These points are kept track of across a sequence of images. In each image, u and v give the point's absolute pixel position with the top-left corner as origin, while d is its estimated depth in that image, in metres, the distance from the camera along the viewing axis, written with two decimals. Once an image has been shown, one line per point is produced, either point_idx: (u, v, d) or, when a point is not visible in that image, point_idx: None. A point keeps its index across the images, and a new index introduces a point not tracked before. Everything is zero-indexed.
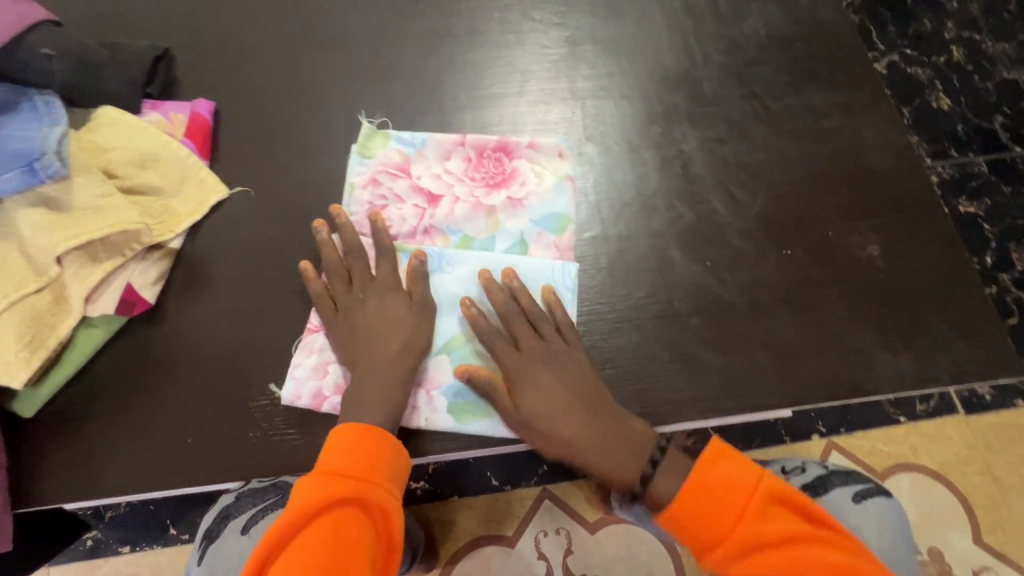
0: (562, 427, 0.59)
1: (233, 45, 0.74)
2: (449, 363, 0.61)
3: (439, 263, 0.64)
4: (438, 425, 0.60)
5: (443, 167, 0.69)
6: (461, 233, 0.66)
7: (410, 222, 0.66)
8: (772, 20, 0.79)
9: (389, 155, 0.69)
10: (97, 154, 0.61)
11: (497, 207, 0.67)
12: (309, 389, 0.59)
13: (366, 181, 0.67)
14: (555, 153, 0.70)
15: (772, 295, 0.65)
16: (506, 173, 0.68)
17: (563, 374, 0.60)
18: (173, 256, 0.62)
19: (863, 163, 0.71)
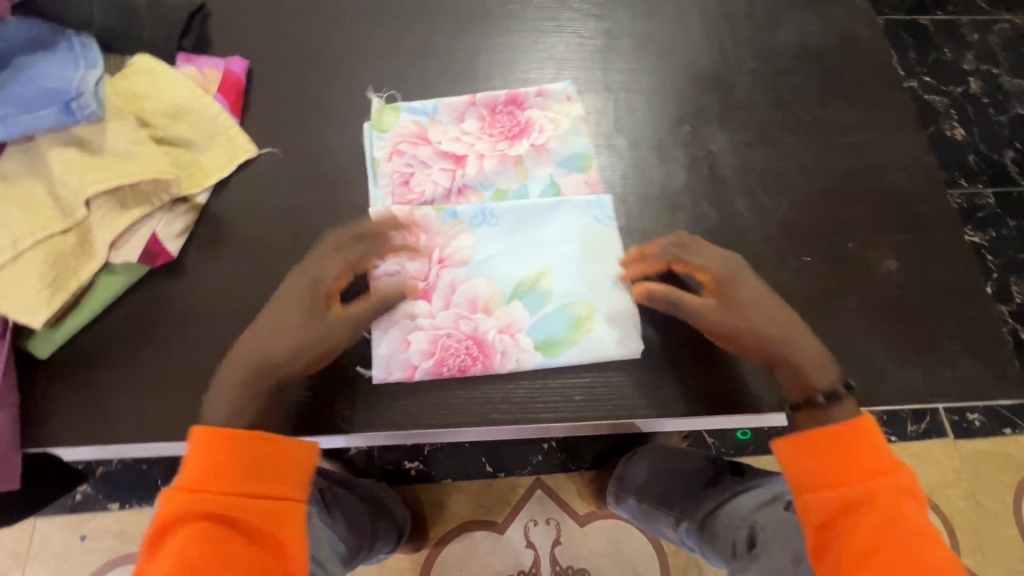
0: (779, 329, 0.59)
1: (271, 7, 0.74)
2: (523, 309, 0.62)
3: (474, 222, 0.64)
4: (528, 364, 0.60)
5: (459, 128, 0.69)
6: (494, 186, 0.67)
7: (443, 185, 0.66)
8: (808, 31, 0.79)
9: (411, 122, 0.68)
10: (131, 101, 0.61)
11: (523, 156, 0.68)
12: (399, 361, 0.59)
13: (389, 151, 0.67)
14: (563, 96, 0.71)
15: (790, 301, 0.66)
16: (521, 125, 0.69)
17: (756, 288, 0.61)
18: (198, 211, 0.62)
19: (887, 180, 0.72)
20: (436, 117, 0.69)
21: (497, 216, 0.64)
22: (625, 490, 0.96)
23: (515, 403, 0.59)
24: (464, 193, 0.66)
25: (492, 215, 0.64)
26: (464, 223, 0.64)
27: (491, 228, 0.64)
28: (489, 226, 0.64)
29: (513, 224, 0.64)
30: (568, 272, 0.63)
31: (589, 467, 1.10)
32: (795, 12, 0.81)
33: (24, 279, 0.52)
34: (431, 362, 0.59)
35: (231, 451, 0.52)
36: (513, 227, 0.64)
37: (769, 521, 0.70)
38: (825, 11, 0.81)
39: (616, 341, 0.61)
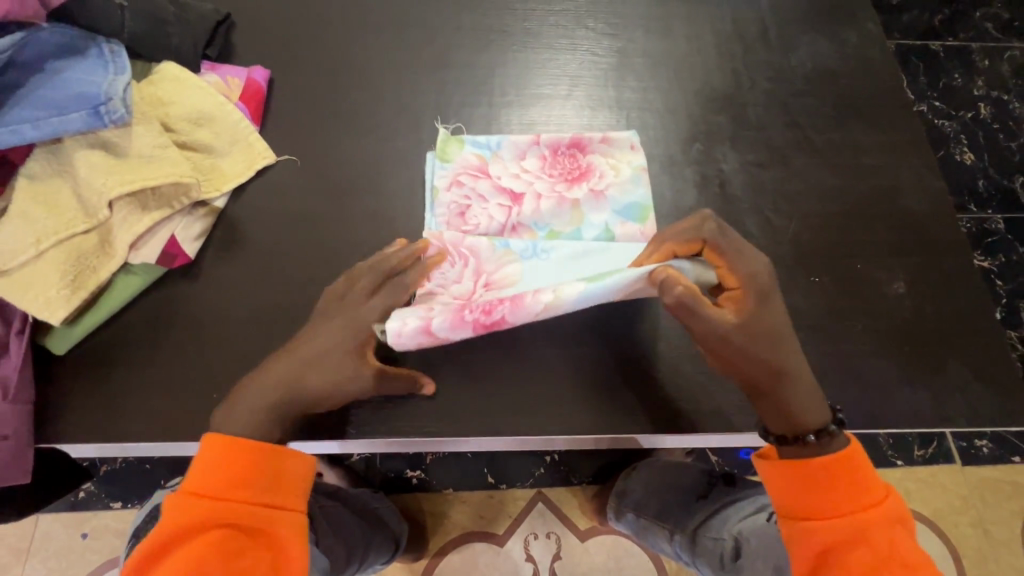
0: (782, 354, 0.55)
1: (295, 19, 0.76)
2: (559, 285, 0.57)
3: (527, 251, 0.64)
4: (567, 294, 0.51)
5: (520, 166, 0.69)
6: (548, 227, 0.67)
7: (499, 221, 0.66)
8: (819, 55, 0.81)
9: (477, 157, 0.69)
10: (156, 106, 0.62)
11: (580, 199, 0.68)
12: (416, 320, 0.53)
13: (450, 182, 0.67)
14: (628, 146, 0.71)
15: (798, 320, 0.66)
16: (581, 169, 0.70)
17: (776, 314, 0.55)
18: (216, 215, 0.63)
19: (897, 203, 0.72)
20: (500, 152, 0.70)
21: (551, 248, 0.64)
22: (624, 505, 0.96)
23: (512, 417, 0.61)
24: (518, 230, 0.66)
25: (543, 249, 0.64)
26: (517, 252, 0.63)
27: (544, 256, 0.63)
28: (542, 257, 0.63)
29: (568, 257, 0.63)
30: None
31: (591, 481, 1.10)
32: (808, 35, 0.82)
33: (47, 277, 0.53)
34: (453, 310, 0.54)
35: (264, 464, 0.52)
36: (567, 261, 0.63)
37: (754, 535, 0.73)
38: (838, 36, 0.82)
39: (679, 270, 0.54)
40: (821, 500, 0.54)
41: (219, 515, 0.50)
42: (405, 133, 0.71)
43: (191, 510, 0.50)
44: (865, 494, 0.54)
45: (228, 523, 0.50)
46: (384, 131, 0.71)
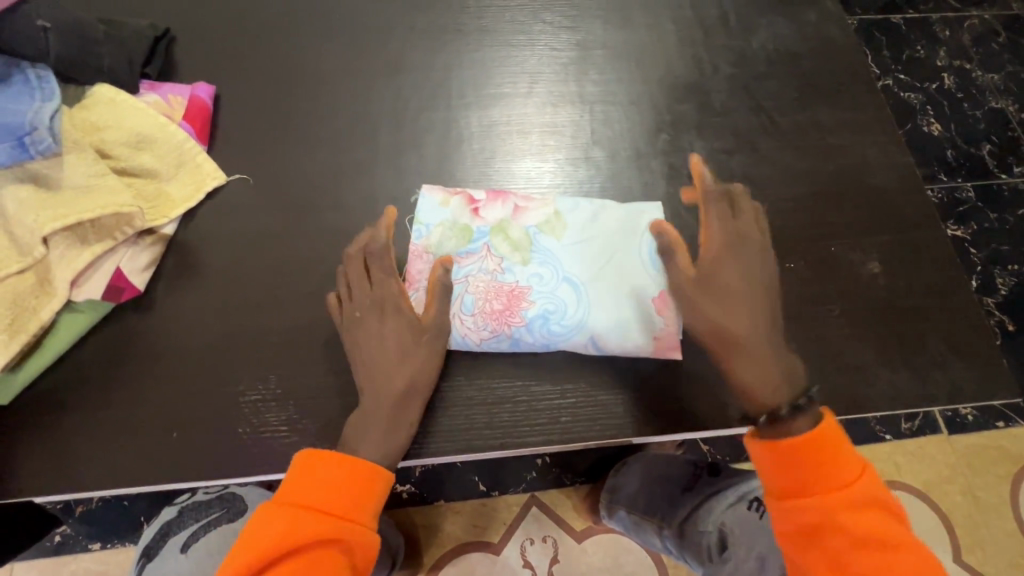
0: (733, 320, 0.56)
1: (239, 31, 0.73)
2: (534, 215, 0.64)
3: (539, 257, 0.62)
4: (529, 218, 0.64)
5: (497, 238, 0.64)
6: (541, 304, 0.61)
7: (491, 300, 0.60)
8: (780, 36, 0.80)
9: (488, 248, 0.62)
10: (91, 132, 0.59)
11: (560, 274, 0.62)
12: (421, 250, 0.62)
13: (457, 263, 0.62)
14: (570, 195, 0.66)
15: None
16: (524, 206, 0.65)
17: (753, 259, 0.58)
18: (165, 242, 0.60)
19: (867, 181, 0.72)
20: (517, 238, 0.63)
21: (561, 279, 0.61)
22: (616, 502, 0.95)
23: (495, 429, 0.58)
24: (517, 304, 0.60)
25: (554, 316, 0.60)
26: (528, 254, 0.62)
27: (556, 251, 0.63)
28: (557, 266, 0.62)
29: (588, 262, 0.62)
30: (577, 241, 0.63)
31: (583, 481, 1.09)
32: (768, 17, 0.81)
33: None
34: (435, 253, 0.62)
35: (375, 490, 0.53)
36: (574, 313, 0.60)
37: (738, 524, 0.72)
38: (797, 15, 0.81)
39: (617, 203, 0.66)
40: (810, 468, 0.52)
41: (325, 529, 0.50)
42: (361, 142, 0.68)
43: (296, 520, 0.49)
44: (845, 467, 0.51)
45: (330, 541, 0.50)
46: (340, 142, 0.68)
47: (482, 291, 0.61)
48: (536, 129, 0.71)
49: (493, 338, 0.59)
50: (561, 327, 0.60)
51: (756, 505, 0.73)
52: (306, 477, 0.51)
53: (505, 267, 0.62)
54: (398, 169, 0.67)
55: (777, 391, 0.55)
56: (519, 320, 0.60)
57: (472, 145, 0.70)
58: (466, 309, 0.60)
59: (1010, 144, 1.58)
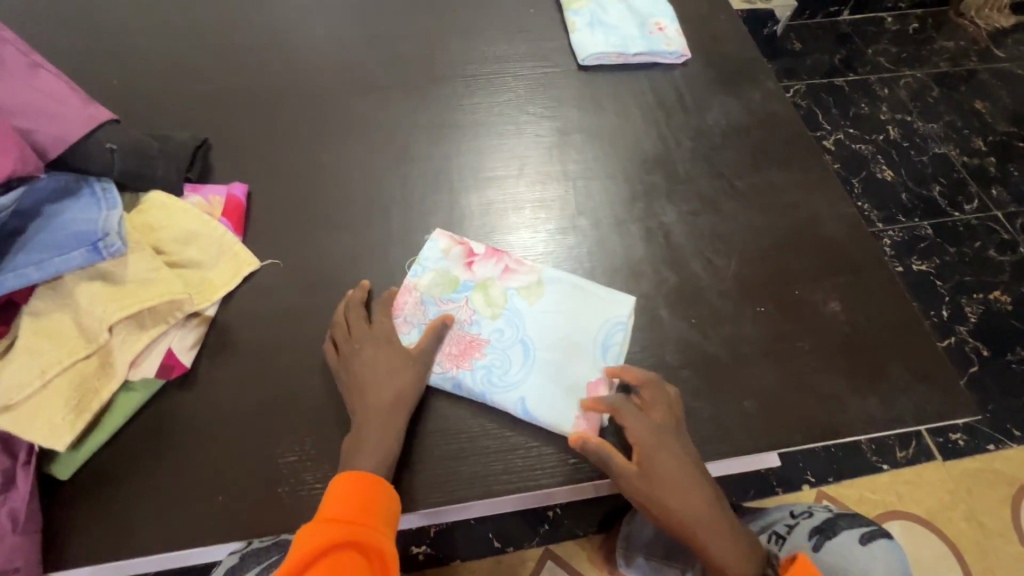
0: (685, 506, 0.61)
1: (269, 136, 0.85)
2: (514, 284, 0.73)
3: (507, 316, 0.71)
4: (508, 281, 0.73)
5: (468, 298, 0.72)
6: (496, 352, 0.69)
7: (451, 344, 0.69)
8: (730, 113, 0.93)
9: (467, 301, 0.72)
10: (147, 233, 0.68)
11: (519, 335, 0.70)
12: (409, 299, 0.71)
13: (437, 306, 0.71)
14: (532, 275, 0.74)
15: (752, 349, 0.72)
16: (500, 269, 0.74)
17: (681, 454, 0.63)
18: (208, 322, 0.68)
19: (819, 231, 0.82)
20: (497, 295, 0.72)
21: (522, 338, 0.70)
22: (633, 550, 0.98)
23: (512, 474, 0.64)
24: (475, 349, 0.69)
25: (502, 370, 0.68)
26: (498, 311, 0.71)
27: (525, 314, 0.71)
28: (520, 327, 0.71)
29: (548, 332, 0.70)
30: (546, 316, 0.71)
31: (596, 531, 1.11)
32: (719, 99, 0.95)
33: (51, 406, 0.56)
34: (410, 297, 0.71)
35: (382, 499, 0.57)
36: (517, 371, 0.68)
37: None
38: (744, 96, 0.96)
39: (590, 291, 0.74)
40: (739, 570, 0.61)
41: (341, 536, 0.55)
42: (376, 226, 0.78)
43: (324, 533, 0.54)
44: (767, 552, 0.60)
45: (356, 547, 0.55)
46: (358, 226, 0.77)
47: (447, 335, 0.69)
48: (529, 203, 0.82)
49: (441, 373, 0.67)
50: (502, 381, 0.67)
51: (776, 538, 0.80)
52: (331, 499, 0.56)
53: (475, 320, 0.71)
54: (411, 246, 0.76)
55: (749, 568, 0.61)
56: (471, 366, 0.67)
57: (473, 221, 0.80)
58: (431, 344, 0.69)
59: (958, 185, 1.74)
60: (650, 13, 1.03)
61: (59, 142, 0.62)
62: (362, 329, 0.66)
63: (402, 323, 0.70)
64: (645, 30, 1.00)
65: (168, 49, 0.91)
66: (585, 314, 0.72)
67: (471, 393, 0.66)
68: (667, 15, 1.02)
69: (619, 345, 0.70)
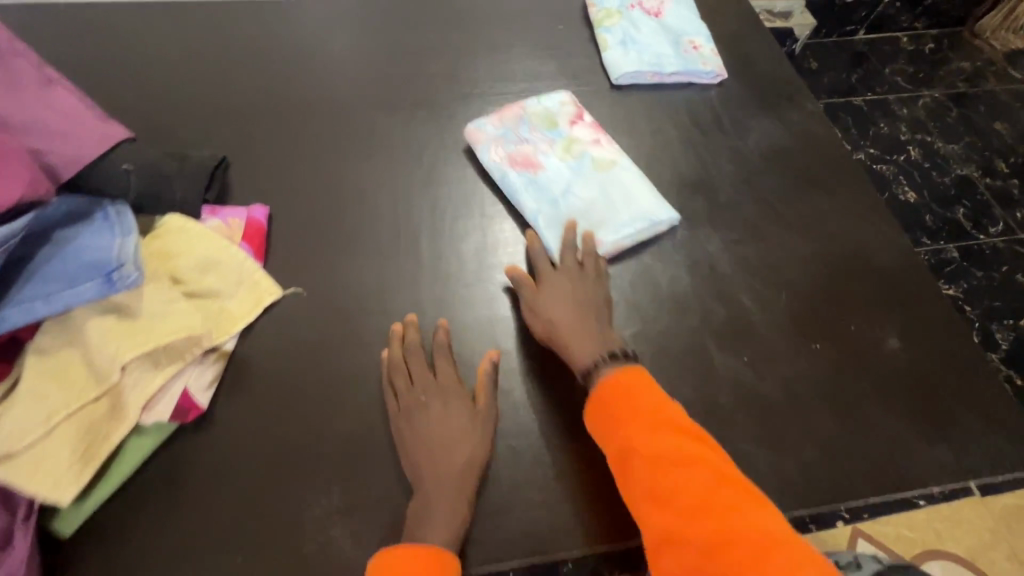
0: (553, 303, 0.66)
1: (290, 154, 0.80)
2: (595, 153, 0.81)
3: (575, 163, 0.80)
4: (595, 148, 0.81)
5: (548, 147, 0.81)
6: (547, 181, 0.78)
7: (518, 162, 0.79)
8: (770, 136, 0.90)
9: (547, 139, 0.81)
10: (164, 261, 0.63)
11: (582, 175, 0.79)
12: (506, 112, 0.83)
13: (528, 130, 0.82)
14: (608, 162, 0.80)
15: (809, 390, 0.67)
16: (588, 142, 0.81)
17: (579, 283, 0.67)
18: (226, 357, 0.63)
19: (871, 262, 0.77)
20: (577, 150, 0.81)
21: (570, 185, 0.78)
22: None
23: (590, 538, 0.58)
24: (533, 163, 0.79)
25: (543, 187, 0.77)
26: (570, 157, 0.80)
27: (588, 172, 0.79)
28: (580, 172, 0.79)
29: (600, 194, 0.77)
30: (607, 176, 0.79)
31: None
32: (757, 120, 0.92)
33: (54, 456, 0.50)
34: (503, 116, 0.82)
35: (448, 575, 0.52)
36: (560, 192, 0.77)
37: None
38: (783, 118, 0.92)
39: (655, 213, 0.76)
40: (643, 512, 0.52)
41: None
42: (405, 253, 0.73)
43: None
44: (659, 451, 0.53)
45: None
46: (385, 253, 0.73)
47: (518, 153, 0.80)
48: None
49: (496, 164, 0.79)
50: (546, 189, 0.77)
51: None
52: (384, 572, 0.51)
53: (549, 154, 0.80)
54: (442, 276, 0.72)
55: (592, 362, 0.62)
56: (530, 170, 0.78)
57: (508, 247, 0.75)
58: (505, 147, 0.80)
59: (982, 207, 1.71)
60: (683, 30, 0.99)
61: (73, 163, 0.57)
62: (423, 380, 0.61)
63: (485, 125, 0.81)
64: (679, 48, 0.96)
65: (186, 63, 0.87)
66: (636, 200, 0.77)
67: (507, 181, 0.77)
68: (701, 33, 0.99)
69: (634, 232, 0.75)
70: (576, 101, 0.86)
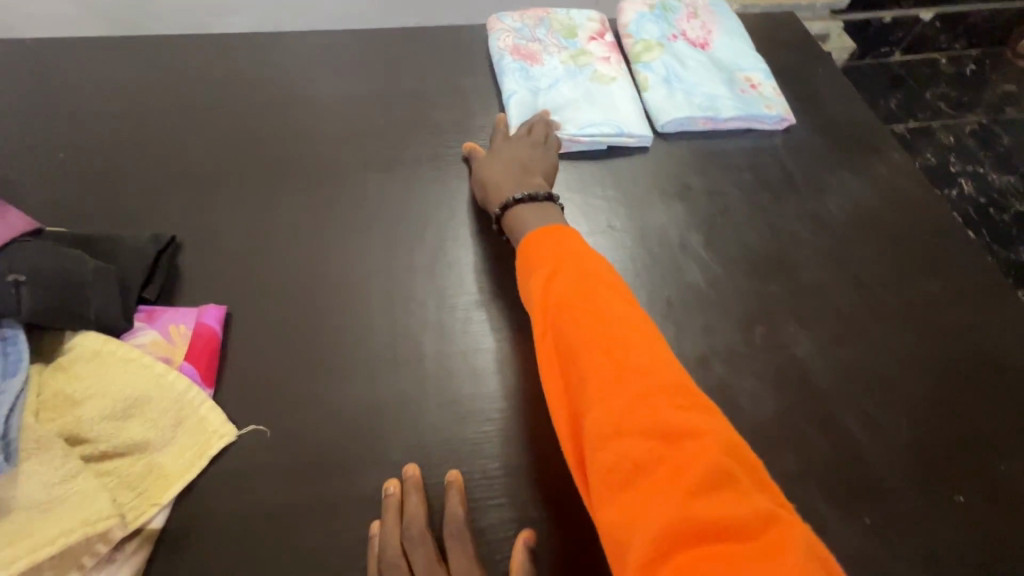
0: (498, 174, 0.65)
1: (257, 230, 0.63)
2: (603, 67, 0.79)
3: (574, 70, 0.78)
4: (604, 69, 0.78)
5: (555, 47, 0.80)
6: (538, 72, 0.77)
7: (523, 53, 0.79)
8: (855, 196, 0.73)
9: (558, 46, 0.80)
10: (67, 408, 0.45)
11: (578, 72, 0.78)
12: (527, 13, 0.84)
13: (548, 33, 0.82)
14: (610, 77, 0.77)
15: (955, 565, 0.49)
16: (598, 55, 0.80)
17: (523, 147, 0.67)
18: (154, 539, 0.45)
19: (1009, 368, 0.60)
20: (583, 60, 0.79)
21: (557, 81, 0.76)
22: None
23: None
24: (535, 58, 0.79)
25: (532, 77, 0.77)
26: (573, 64, 0.79)
27: (583, 76, 0.77)
28: (576, 79, 0.77)
29: (588, 98, 0.75)
30: (601, 90, 0.76)
31: None
32: (837, 176, 0.75)
33: None
34: (525, 15, 0.84)
35: None
36: (550, 81, 0.77)
37: None
38: (867, 173, 0.76)
39: (635, 124, 0.74)
40: (569, 347, 0.43)
41: None
42: (403, 366, 0.55)
43: None
44: (591, 305, 0.43)
45: None
46: (377, 368, 0.55)
47: (522, 49, 0.79)
48: None
49: (500, 47, 0.80)
50: (538, 82, 0.76)
51: None
52: None
53: (553, 55, 0.79)
54: (453, 399, 0.54)
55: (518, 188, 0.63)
56: (531, 62, 0.78)
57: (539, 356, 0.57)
58: (517, 37, 0.80)
59: None
60: (737, 64, 0.83)
61: None
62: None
63: (503, 20, 0.83)
64: (735, 87, 0.80)
65: (140, 119, 0.72)
66: (618, 110, 0.74)
67: (502, 66, 0.78)
68: (758, 68, 0.82)
69: (598, 136, 0.72)
70: (606, 23, 0.86)
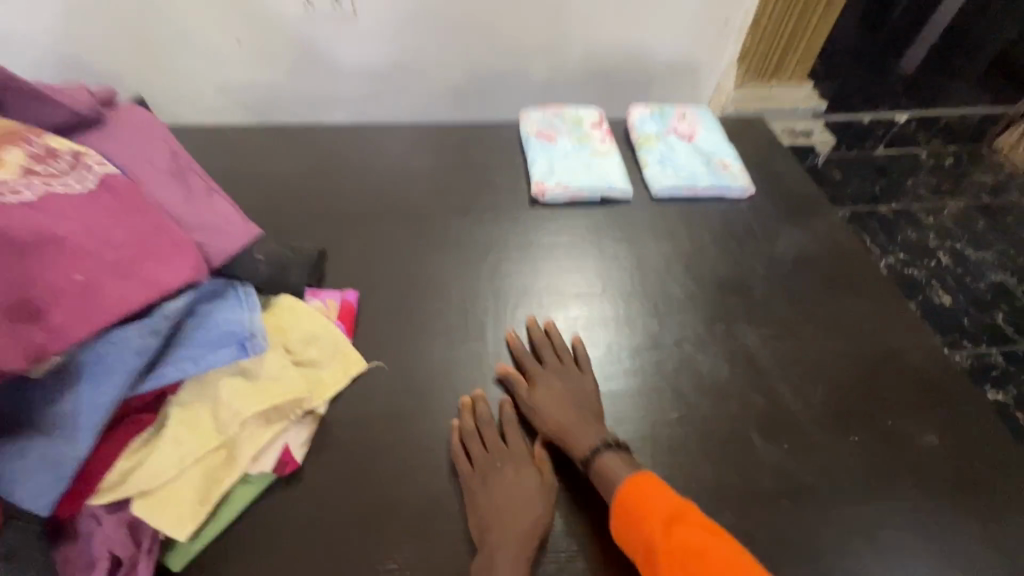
0: (555, 407, 0.72)
1: (377, 248, 0.95)
2: (599, 145, 1.11)
3: (579, 147, 1.11)
4: (601, 147, 1.11)
5: (567, 131, 1.14)
6: (553, 147, 1.11)
7: (542, 135, 1.13)
8: (798, 243, 1.01)
9: (568, 130, 1.14)
10: (276, 333, 0.74)
11: (582, 148, 1.11)
12: (547, 109, 1.19)
13: (563, 121, 1.16)
14: (603, 153, 1.10)
15: (849, 480, 0.72)
16: (597, 137, 1.13)
17: (568, 382, 0.75)
18: (316, 420, 0.72)
19: (904, 360, 0.83)
20: (586, 140, 1.12)
21: (568, 154, 1.09)
22: None
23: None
24: (551, 138, 1.12)
25: (549, 151, 1.10)
26: (579, 142, 1.11)
27: (585, 151, 1.10)
28: (580, 154, 1.10)
29: (587, 167, 1.07)
30: (596, 162, 1.08)
31: None
32: (786, 229, 1.03)
33: (184, 495, 0.60)
34: (545, 109, 1.19)
35: None
36: (561, 154, 1.10)
37: None
38: (810, 228, 1.03)
39: (619, 185, 1.05)
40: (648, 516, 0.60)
41: None
42: (472, 335, 0.84)
43: None
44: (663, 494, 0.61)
45: None
46: (455, 335, 0.83)
47: (543, 132, 1.13)
48: (614, 319, 0.87)
49: (528, 131, 1.14)
50: (553, 154, 1.10)
51: None
52: None
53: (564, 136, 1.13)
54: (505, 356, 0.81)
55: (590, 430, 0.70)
56: (548, 141, 1.12)
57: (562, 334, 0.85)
58: (540, 124, 1.15)
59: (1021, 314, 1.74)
60: (714, 152, 1.14)
61: (222, 253, 0.70)
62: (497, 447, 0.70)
63: (530, 112, 1.18)
64: (712, 167, 1.11)
65: (296, 174, 1.07)
66: (608, 174, 1.06)
67: (528, 143, 1.12)
68: (730, 154, 1.14)
69: (594, 190, 1.04)
70: (603, 115, 1.20)
